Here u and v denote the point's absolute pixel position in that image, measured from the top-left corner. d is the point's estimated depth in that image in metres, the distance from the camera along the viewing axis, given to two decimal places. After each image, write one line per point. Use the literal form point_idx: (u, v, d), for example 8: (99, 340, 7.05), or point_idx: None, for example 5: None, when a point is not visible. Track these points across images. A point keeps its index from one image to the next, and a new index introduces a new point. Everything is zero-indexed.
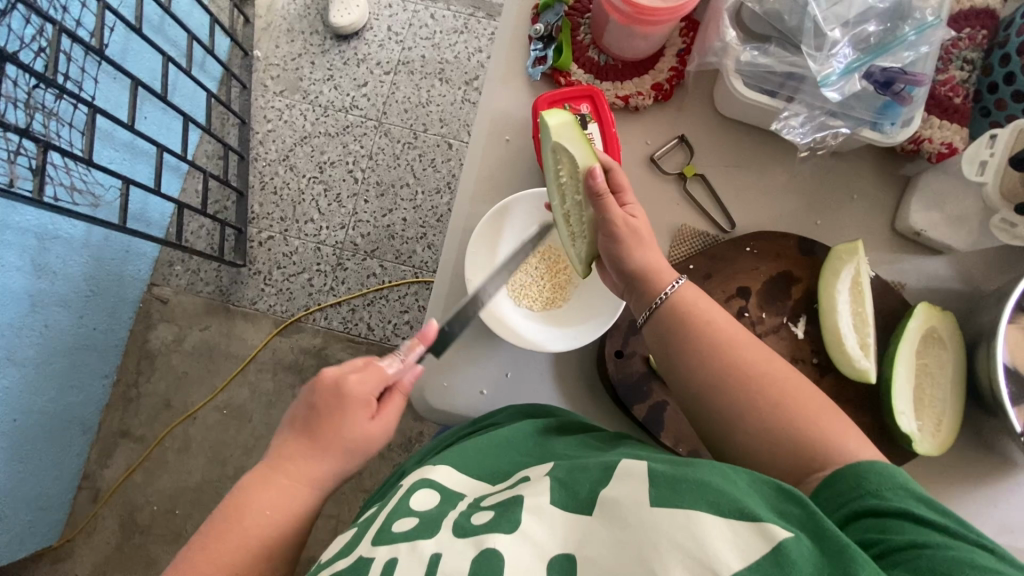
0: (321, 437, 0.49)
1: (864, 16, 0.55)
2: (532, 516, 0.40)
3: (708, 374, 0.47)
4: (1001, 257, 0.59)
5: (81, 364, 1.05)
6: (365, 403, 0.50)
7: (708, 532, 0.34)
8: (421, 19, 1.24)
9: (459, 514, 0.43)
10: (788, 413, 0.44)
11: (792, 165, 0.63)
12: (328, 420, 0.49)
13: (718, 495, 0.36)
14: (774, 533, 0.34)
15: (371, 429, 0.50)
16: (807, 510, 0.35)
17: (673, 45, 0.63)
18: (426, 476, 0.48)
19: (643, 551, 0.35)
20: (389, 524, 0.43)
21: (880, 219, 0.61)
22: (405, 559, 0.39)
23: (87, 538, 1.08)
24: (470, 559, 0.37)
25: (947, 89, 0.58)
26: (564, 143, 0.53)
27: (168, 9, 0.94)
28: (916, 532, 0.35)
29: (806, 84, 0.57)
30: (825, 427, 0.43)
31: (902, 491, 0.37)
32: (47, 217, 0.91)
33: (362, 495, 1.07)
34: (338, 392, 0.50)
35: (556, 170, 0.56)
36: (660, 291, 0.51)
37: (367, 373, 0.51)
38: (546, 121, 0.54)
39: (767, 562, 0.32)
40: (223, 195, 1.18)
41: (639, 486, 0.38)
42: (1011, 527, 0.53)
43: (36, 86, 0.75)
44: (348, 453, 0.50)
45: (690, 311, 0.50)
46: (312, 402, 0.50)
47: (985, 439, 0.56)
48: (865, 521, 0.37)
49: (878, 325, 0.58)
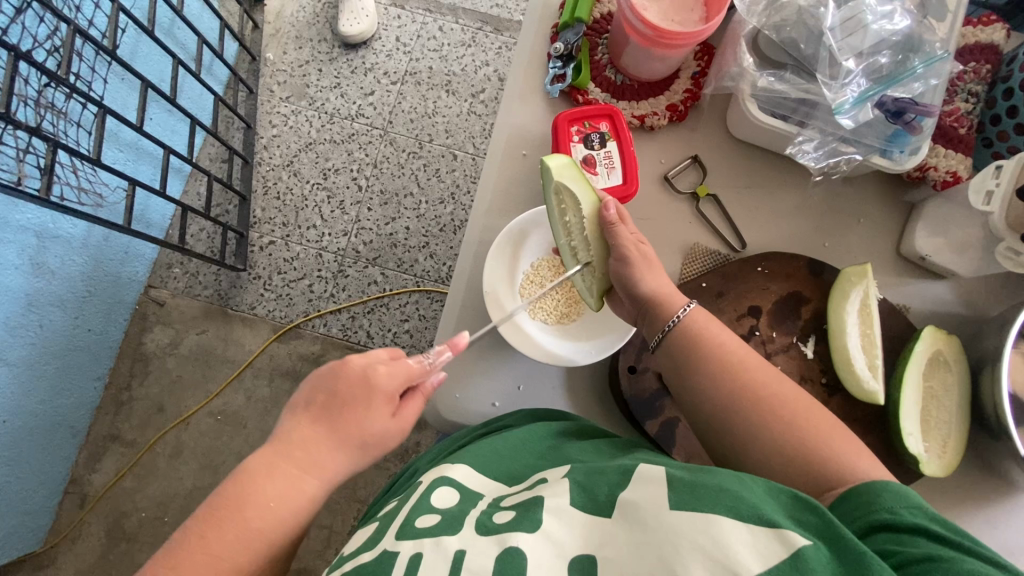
0: (339, 428, 0.48)
1: (877, 47, 0.57)
2: (553, 516, 0.40)
3: (718, 394, 0.48)
4: (1002, 283, 0.61)
5: (73, 365, 1.03)
6: (388, 400, 0.49)
7: (727, 535, 0.34)
8: (429, 32, 1.25)
9: (481, 512, 0.43)
10: (801, 434, 0.45)
11: (803, 188, 0.64)
12: (349, 413, 0.48)
13: (737, 500, 0.36)
14: (794, 540, 0.34)
15: (390, 425, 0.50)
16: (825, 518, 0.35)
17: (688, 67, 0.65)
18: (444, 475, 0.48)
19: (662, 552, 0.35)
20: (412, 519, 0.43)
21: (886, 243, 0.63)
22: (430, 554, 0.39)
23: (71, 545, 1.05)
24: (494, 557, 0.38)
25: (952, 120, 0.60)
26: (567, 184, 0.55)
27: (180, 11, 0.94)
28: (932, 547, 0.35)
29: (818, 111, 0.58)
30: (838, 446, 0.44)
31: (917, 509, 0.38)
32: (48, 215, 0.89)
33: (356, 506, 1.06)
34: (365, 381, 0.49)
35: (560, 209, 0.57)
36: (670, 317, 0.52)
37: (396, 367, 0.50)
38: (547, 163, 0.55)
39: (786, 567, 0.33)
40: (226, 198, 1.17)
41: (657, 491, 0.39)
42: (1012, 549, 0.55)
43: (47, 84, 0.74)
44: (362, 447, 0.49)
45: (701, 330, 0.51)
46: (333, 390, 0.49)
47: (987, 461, 0.57)
48: (881, 535, 0.37)
49: (885, 347, 0.59)
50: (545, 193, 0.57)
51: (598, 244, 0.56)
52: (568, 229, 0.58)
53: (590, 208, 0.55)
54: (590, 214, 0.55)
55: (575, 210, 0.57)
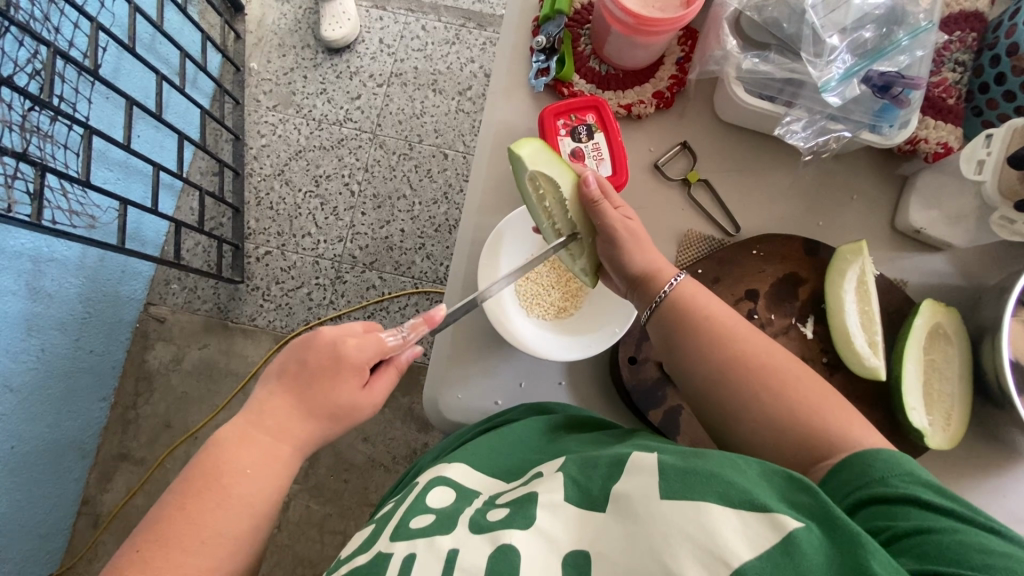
0: (309, 395, 0.49)
1: (861, 22, 0.56)
2: (547, 512, 0.40)
3: (709, 367, 0.48)
4: (998, 252, 0.61)
5: (77, 387, 1.03)
6: (358, 371, 0.50)
7: (718, 523, 0.34)
8: (412, 31, 1.25)
9: (475, 511, 0.43)
10: (794, 403, 0.44)
11: (794, 167, 0.64)
12: (320, 379, 0.49)
13: (727, 486, 0.36)
14: (785, 524, 0.33)
15: (358, 395, 0.50)
16: (816, 498, 0.35)
17: (673, 53, 0.64)
18: (441, 474, 0.48)
19: (654, 545, 0.35)
20: (406, 520, 0.44)
21: (881, 219, 0.63)
22: (423, 555, 0.39)
23: (88, 566, 1.05)
24: (487, 556, 0.38)
25: (940, 91, 0.60)
26: (543, 168, 0.54)
27: (160, 26, 0.94)
28: (925, 518, 0.35)
29: (805, 89, 0.58)
30: (827, 413, 0.44)
31: (910, 478, 0.37)
32: (42, 239, 0.90)
33: (368, 509, 1.06)
34: (334, 354, 0.49)
35: (539, 195, 0.57)
36: (659, 290, 0.52)
37: (366, 340, 0.51)
38: (519, 152, 0.53)
39: (777, 554, 0.32)
40: (219, 211, 1.17)
41: (648, 480, 0.38)
42: (1020, 517, 0.55)
43: (31, 108, 0.74)
44: (331, 417, 0.50)
45: (692, 304, 0.51)
46: (303, 360, 0.50)
47: (990, 429, 0.57)
48: (874, 507, 0.37)
49: (884, 323, 0.59)
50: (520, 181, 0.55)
51: (583, 223, 0.56)
52: (549, 215, 0.57)
53: (571, 188, 0.55)
54: (571, 193, 0.55)
55: (553, 195, 0.57)
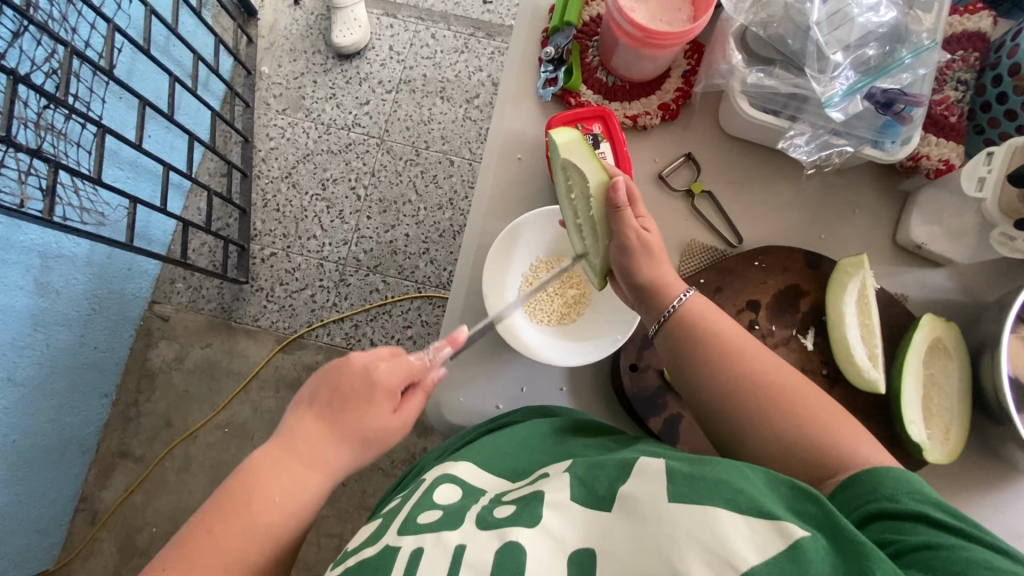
0: (341, 423, 0.49)
1: (864, 40, 0.57)
2: (553, 511, 0.41)
3: (716, 383, 0.48)
4: (999, 269, 0.61)
5: (80, 382, 1.03)
6: (389, 396, 0.50)
7: (726, 528, 0.34)
8: (421, 39, 1.26)
9: (481, 507, 0.44)
10: (801, 420, 0.45)
11: (797, 181, 0.65)
12: (352, 407, 0.49)
13: (736, 493, 0.36)
14: (791, 531, 0.34)
15: (390, 421, 0.50)
16: (824, 509, 0.35)
17: (679, 66, 0.65)
18: (448, 472, 0.49)
19: (662, 546, 0.35)
20: (413, 516, 0.45)
21: (882, 233, 0.64)
22: (429, 549, 0.40)
23: (84, 562, 1.05)
24: (493, 551, 0.39)
25: (943, 109, 0.61)
26: (574, 161, 0.54)
27: (175, 29, 0.95)
28: (932, 535, 0.35)
29: (808, 105, 0.59)
30: (836, 431, 0.44)
31: (920, 496, 0.38)
32: (51, 236, 0.90)
33: (365, 513, 1.06)
34: (366, 377, 0.50)
35: (566, 185, 0.57)
36: (668, 305, 0.53)
37: (396, 363, 0.52)
38: (555, 139, 0.54)
39: (784, 559, 0.33)
40: (226, 212, 1.19)
41: (656, 483, 0.39)
42: (1017, 533, 0.55)
43: (47, 106, 0.75)
44: (363, 442, 0.50)
45: (699, 320, 0.51)
46: (337, 386, 0.50)
47: (989, 445, 0.57)
48: (882, 523, 0.37)
49: (884, 337, 0.60)
50: (554, 168, 0.57)
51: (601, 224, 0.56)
52: (574, 205, 0.58)
53: (597, 186, 0.54)
54: (596, 192, 0.54)
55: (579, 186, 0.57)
